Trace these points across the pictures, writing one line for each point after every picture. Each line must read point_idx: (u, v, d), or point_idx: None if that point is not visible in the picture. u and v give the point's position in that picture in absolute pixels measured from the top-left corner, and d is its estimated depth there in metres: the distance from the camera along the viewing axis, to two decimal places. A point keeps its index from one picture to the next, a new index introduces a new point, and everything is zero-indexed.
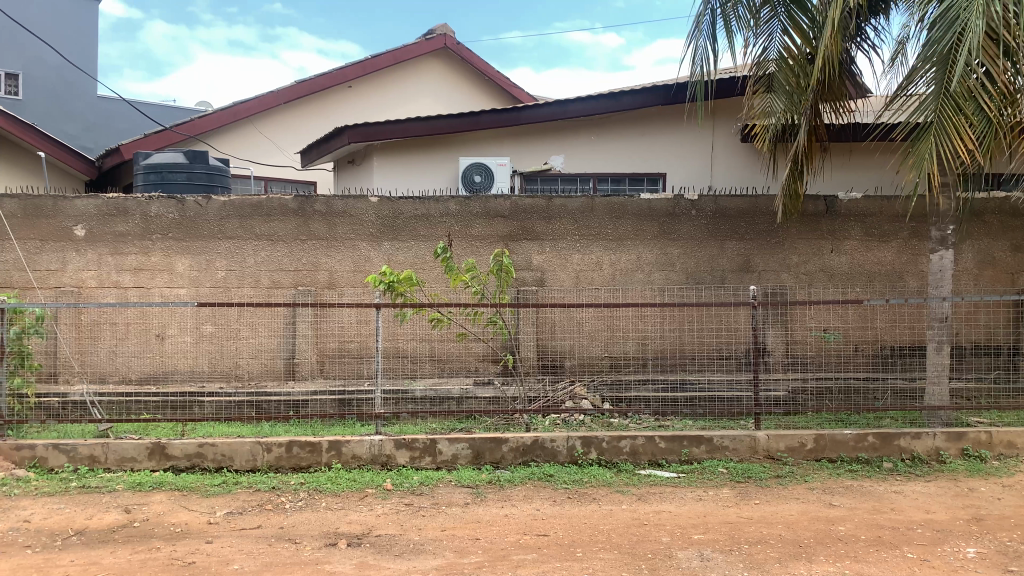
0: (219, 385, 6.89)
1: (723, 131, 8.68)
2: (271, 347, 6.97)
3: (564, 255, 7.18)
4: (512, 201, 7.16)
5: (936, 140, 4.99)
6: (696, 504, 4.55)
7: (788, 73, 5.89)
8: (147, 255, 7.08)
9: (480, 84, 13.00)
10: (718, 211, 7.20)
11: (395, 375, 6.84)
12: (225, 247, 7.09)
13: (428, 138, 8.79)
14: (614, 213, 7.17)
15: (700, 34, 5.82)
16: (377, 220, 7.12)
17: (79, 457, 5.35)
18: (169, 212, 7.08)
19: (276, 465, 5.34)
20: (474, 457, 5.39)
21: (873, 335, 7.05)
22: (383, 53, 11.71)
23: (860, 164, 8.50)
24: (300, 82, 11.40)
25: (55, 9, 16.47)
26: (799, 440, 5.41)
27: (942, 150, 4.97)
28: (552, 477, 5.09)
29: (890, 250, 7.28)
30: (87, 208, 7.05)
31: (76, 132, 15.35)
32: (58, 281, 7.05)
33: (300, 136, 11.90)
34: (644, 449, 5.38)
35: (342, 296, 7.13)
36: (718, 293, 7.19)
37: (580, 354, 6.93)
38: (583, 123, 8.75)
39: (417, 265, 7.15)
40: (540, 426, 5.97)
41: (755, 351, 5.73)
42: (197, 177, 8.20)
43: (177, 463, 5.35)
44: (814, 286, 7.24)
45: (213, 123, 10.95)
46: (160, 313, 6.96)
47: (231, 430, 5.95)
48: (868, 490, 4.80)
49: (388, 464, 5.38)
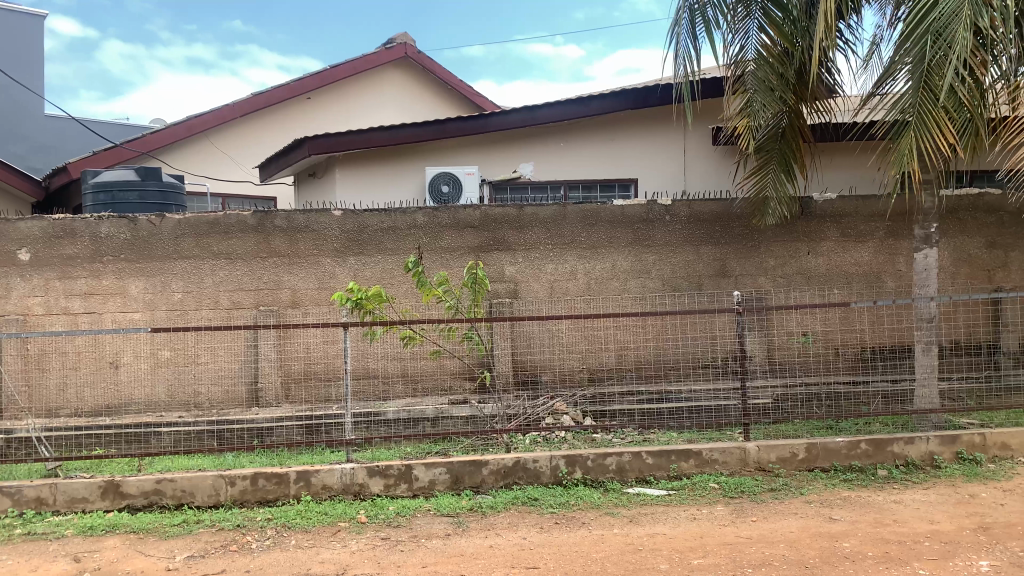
0: (178, 413, 6.53)
1: (696, 134, 8.50)
2: (232, 372, 6.63)
3: (538, 265, 6.93)
4: (482, 211, 6.89)
5: (917, 135, 4.89)
6: (691, 524, 4.31)
7: (767, 69, 5.76)
8: (98, 278, 6.69)
9: (443, 92, 12.76)
10: (692, 215, 7.02)
11: (366, 396, 6.50)
12: (182, 267, 6.73)
13: (392, 147, 8.50)
14: (587, 220, 6.95)
15: (681, 32, 5.62)
16: (342, 235, 6.81)
17: (24, 500, 4.95)
18: (121, 232, 6.71)
19: (241, 499, 5.00)
20: (452, 483, 5.08)
21: (855, 338, 6.89)
22: (344, 62, 11.41)
23: (844, 163, 8.38)
24: (256, 94, 11.05)
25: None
26: (790, 450, 5.20)
27: (924, 146, 4.87)
28: (537, 501, 4.80)
29: (867, 250, 7.15)
30: (32, 231, 6.65)
31: (23, 153, 15.09)
32: (2, 310, 6.63)
33: (257, 149, 11.50)
34: (631, 466, 5.12)
35: (307, 315, 6.79)
36: (696, 300, 6.99)
37: (558, 367, 6.67)
38: (552, 130, 8.52)
39: (385, 280, 6.83)
40: (520, 446, 5.68)
41: (741, 358, 5.54)
42: (149, 194, 7.82)
43: (134, 501, 4.99)
44: (793, 289, 7.08)
45: (165, 137, 10.54)
46: (113, 340, 6.63)
47: (192, 463, 5.59)
48: (868, 502, 4.58)
49: (361, 494, 5.06)
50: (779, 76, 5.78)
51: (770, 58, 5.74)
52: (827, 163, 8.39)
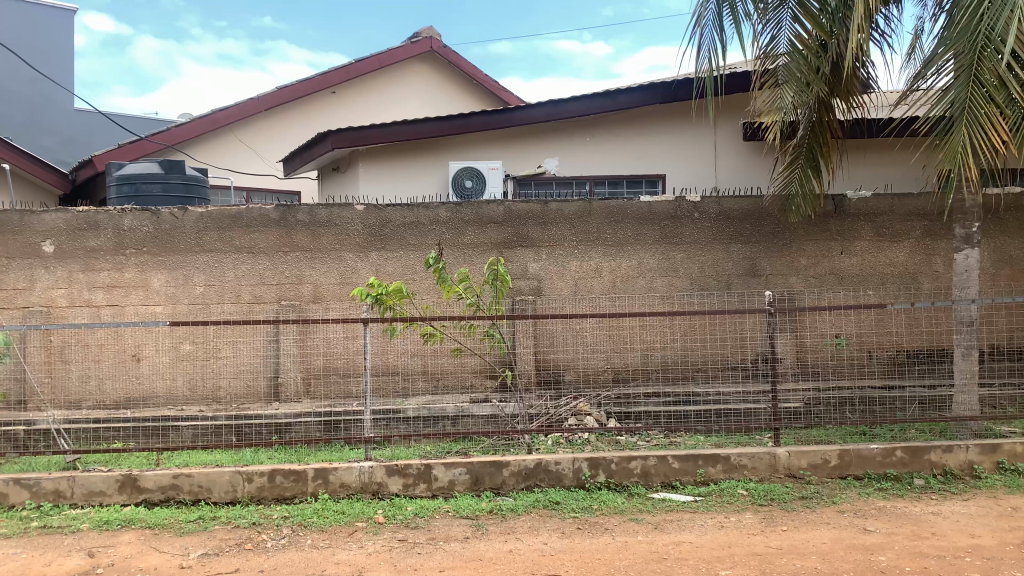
0: (199, 407, 6.47)
1: (725, 129, 8.30)
2: (253, 367, 6.57)
3: (562, 262, 6.80)
4: (506, 206, 6.77)
5: (968, 132, 4.67)
6: (719, 532, 4.16)
7: (800, 62, 5.54)
8: (121, 271, 6.66)
9: (469, 87, 12.65)
10: (721, 212, 6.84)
11: (386, 393, 6.41)
12: (204, 260, 6.68)
13: (415, 141, 8.40)
14: (613, 217, 6.80)
15: (706, 24, 5.45)
16: (364, 230, 6.72)
17: (42, 493, 4.91)
18: (144, 225, 6.67)
19: (258, 495, 4.92)
20: (472, 483, 4.97)
21: (889, 341, 6.68)
22: (369, 56, 11.34)
23: (882, 163, 8.15)
24: (281, 87, 11.02)
25: (28, 19, 16.13)
26: (822, 457, 5.02)
27: (977, 142, 4.63)
28: (558, 505, 4.66)
29: (903, 250, 6.93)
30: (56, 223, 6.64)
31: (52, 146, 15.39)
32: (26, 301, 6.63)
33: (282, 143, 11.47)
34: (656, 470, 4.98)
35: (328, 310, 6.70)
36: (725, 299, 6.81)
37: (582, 367, 6.52)
38: (578, 124, 8.38)
39: (407, 275, 6.73)
40: (542, 447, 5.55)
41: (772, 361, 5.37)
42: (173, 187, 7.79)
43: (151, 496, 4.93)
44: (825, 290, 6.87)
45: (190, 131, 10.54)
46: (135, 332, 6.61)
47: (210, 458, 5.53)
48: (904, 513, 4.41)
49: (380, 493, 4.96)
50: (813, 70, 5.57)
51: (804, 49, 5.51)
52: (861, 160, 8.16)
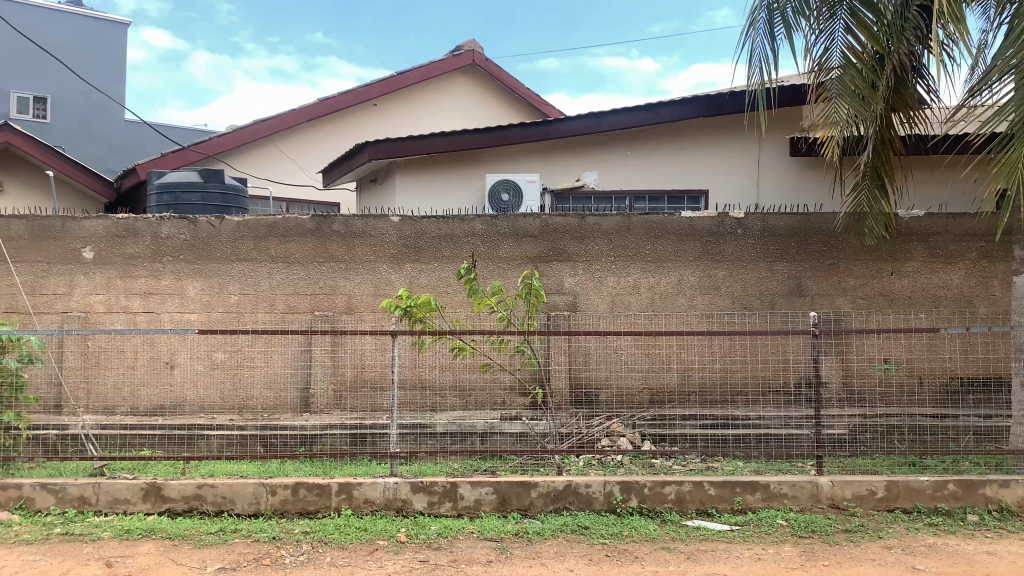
0: (229, 417, 6.43)
1: (771, 144, 8.06)
2: (284, 378, 6.51)
3: (599, 278, 6.63)
4: (542, 220, 6.63)
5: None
6: (755, 565, 3.94)
7: (854, 75, 5.35)
8: (157, 278, 6.67)
9: (511, 100, 12.58)
10: (766, 229, 6.62)
11: (415, 407, 6.29)
12: (239, 269, 6.66)
13: (454, 153, 8.33)
14: (653, 232, 6.62)
15: (756, 33, 5.26)
16: (399, 241, 6.64)
17: (68, 499, 4.87)
18: (181, 232, 6.68)
19: (281, 509, 4.82)
20: (499, 504, 4.81)
21: (942, 366, 6.36)
22: (411, 68, 11.35)
23: (938, 179, 7.83)
24: (323, 99, 11.08)
25: (84, 33, 16.57)
26: (868, 487, 4.76)
27: None
28: (587, 529, 4.48)
29: (957, 272, 6.62)
30: (96, 229, 6.68)
31: (103, 155, 15.75)
32: (65, 306, 6.66)
33: (323, 154, 11.51)
34: (691, 496, 4.76)
35: (362, 322, 6.60)
36: (768, 320, 6.57)
37: (617, 385, 6.34)
38: (619, 138, 8.24)
39: (441, 288, 6.63)
40: (573, 468, 5.38)
41: (816, 385, 5.12)
42: (211, 196, 7.81)
43: (174, 506, 4.87)
44: (873, 311, 6.60)
45: (233, 141, 10.64)
46: (169, 339, 6.61)
47: (235, 469, 5.47)
48: (956, 551, 4.13)
49: (404, 510, 4.82)
50: (868, 83, 5.36)
51: (857, 63, 5.33)
52: (917, 179, 7.85)
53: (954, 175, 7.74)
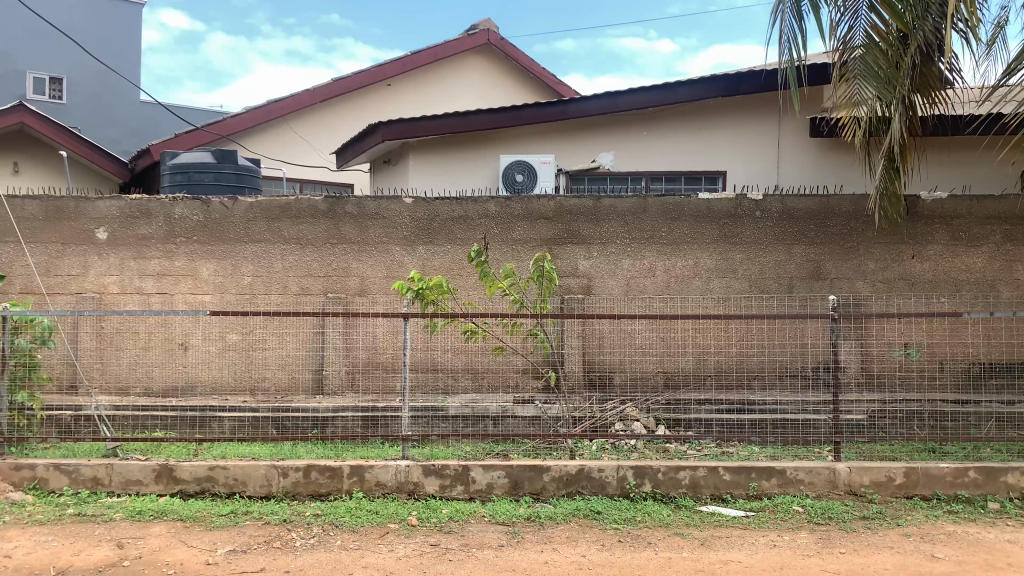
0: (243, 398, 6.42)
1: (791, 124, 7.91)
2: (297, 360, 6.49)
3: (614, 260, 6.54)
4: (557, 202, 6.55)
5: None
6: (771, 552, 3.88)
7: (877, 55, 5.23)
8: (171, 260, 6.65)
9: (526, 81, 12.45)
10: (785, 212, 6.50)
11: (428, 390, 6.25)
12: (252, 251, 6.63)
13: (468, 134, 8.25)
14: (669, 214, 6.52)
15: (784, 13, 5.12)
16: (412, 223, 6.58)
17: (81, 480, 4.88)
18: (194, 213, 6.65)
19: (293, 491, 4.81)
20: (511, 487, 4.77)
21: (963, 351, 6.24)
22: (425, 48, 11.24)
23: (964, 160, 7.65)
24: (338, 80, 11.01)
25: (99, 14, 16.57)
26: (886, 474, 4.68)
27: None
28: (600, 514, 4.43)
29: (981, 255, 6.48)
30: (109, 210, 6.67)
31: (119, 137, 15.79)
32: (79, 287, 6.66)
33: (337, 135, 11.45)
34: (705, 481, 4.70)
35: (375, 304, 6.56)
36: (786, 304, 6.46)
37: (631, 370, 6.27)
38: (635, 118, 8.12)
39: (454, 270, 6.57)
40: (585, 452, 5.32)
41: (835, 370, 5.03)
42: (225, 177, 7.77)
43: (186, 487, 4.86)
44: (893, 296, 6.48)
45: (246, 122, 10.60)
46: (183, 321, 6.60)
47: (246, 451, 5.46)
48: (977, 539, 4.04)
49: (415, 493, 4.80)
50: (892, 64, 5.24)
51: (880, 42, 5.20)
52: (948, 162, 7.68)
53: (980, 156, 7.56)
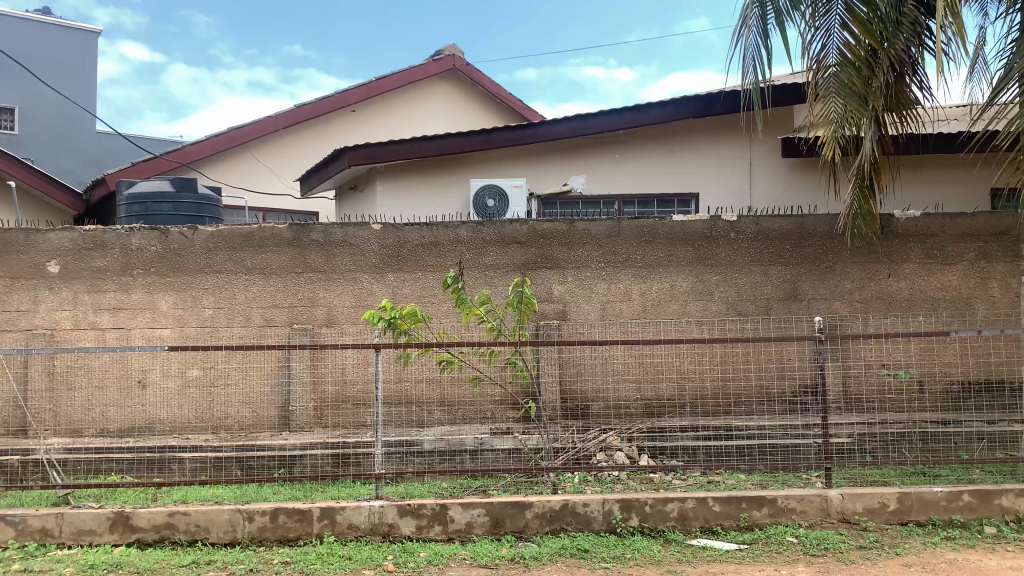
0: (205, 437, 6.10)
1: (762, 145, 7.87)
2: (263, 396, 6.19)
3: (589, 284, 6.37)
4: (530, 226, 6.38)
5: None
6: None
7: (851, 72, 5.13)
8: (127, 293, 6.34)
9: (492, 106, 12.36)
10: (760, 232, 6.40)
11: (400, 423, 5.99)
12: (213, 282, 6.34)
13: (436, 158, 8.07)
14: (644, 237, 6.38)
15: (750, 29, 5.04)
16: (381, 250, 6.36)
17: (28, 531, 4.53)
18: (152, 244, 6.36)
19: (259, 537, 4.51)
20: (492, 526, 4.52)
21: (942, 371, 6.15)
22: (390, 73, 11.10)
23: (938, 179, 7.66)
24: (301, 105, 10.79)
25: (53, 42, 16.17)
26: (879, 500, 4.53)
27: None
28: (587, 552, 4.21)
29: (956, 273, 6.42)
30: (61, 242, 6.34)
31: (74, 167, 15.38)
32: (29, 323, 6.31)
33: (300, 162, 11.20)
34: (695, 513, 4.51)
35: (343, 335, 6.31)
36: (764, 326, 6.34)
37: (609, 397, 6.08)
38: (605, 140, 8.01)
39: (424, 298, 6.34)
40: (568, 486, 5.12)
41: (822, 392, 4.90)
42: (184, 207, 7.48)
43: (144, 536, 4.54)
44: (871, 315, 6.38)
45: (206, 149, 10.31)
46: (140, 356, 6.26)
47: (208, 495, 5.15)
48: (979, 568, 3.89)
49: (390, 536, 4.53)
50: (865, 81, 5.15)
51: (854, 59, 5.11)
52: (941, 177, 7.66)
53: (956, 175, 7.59)
